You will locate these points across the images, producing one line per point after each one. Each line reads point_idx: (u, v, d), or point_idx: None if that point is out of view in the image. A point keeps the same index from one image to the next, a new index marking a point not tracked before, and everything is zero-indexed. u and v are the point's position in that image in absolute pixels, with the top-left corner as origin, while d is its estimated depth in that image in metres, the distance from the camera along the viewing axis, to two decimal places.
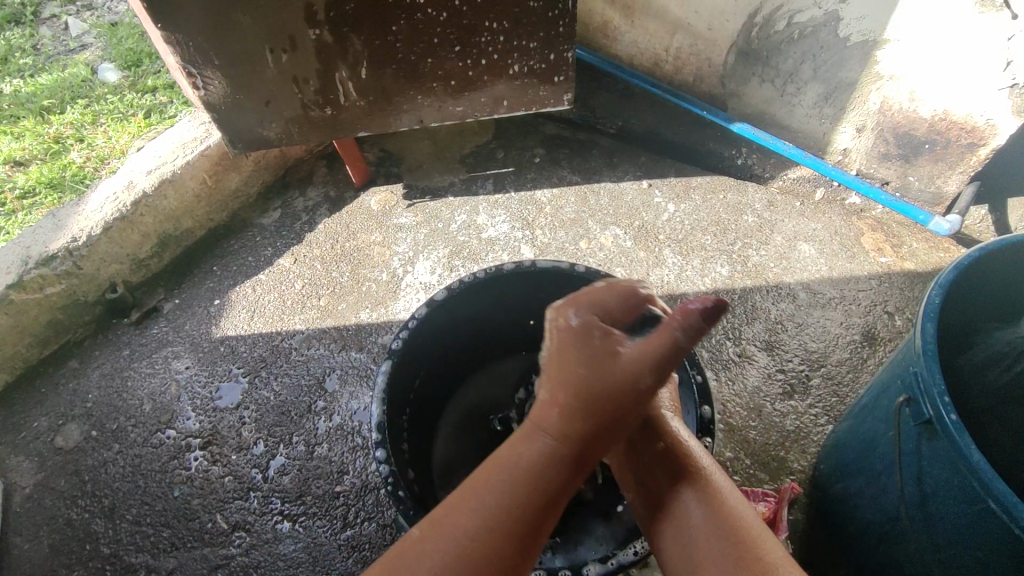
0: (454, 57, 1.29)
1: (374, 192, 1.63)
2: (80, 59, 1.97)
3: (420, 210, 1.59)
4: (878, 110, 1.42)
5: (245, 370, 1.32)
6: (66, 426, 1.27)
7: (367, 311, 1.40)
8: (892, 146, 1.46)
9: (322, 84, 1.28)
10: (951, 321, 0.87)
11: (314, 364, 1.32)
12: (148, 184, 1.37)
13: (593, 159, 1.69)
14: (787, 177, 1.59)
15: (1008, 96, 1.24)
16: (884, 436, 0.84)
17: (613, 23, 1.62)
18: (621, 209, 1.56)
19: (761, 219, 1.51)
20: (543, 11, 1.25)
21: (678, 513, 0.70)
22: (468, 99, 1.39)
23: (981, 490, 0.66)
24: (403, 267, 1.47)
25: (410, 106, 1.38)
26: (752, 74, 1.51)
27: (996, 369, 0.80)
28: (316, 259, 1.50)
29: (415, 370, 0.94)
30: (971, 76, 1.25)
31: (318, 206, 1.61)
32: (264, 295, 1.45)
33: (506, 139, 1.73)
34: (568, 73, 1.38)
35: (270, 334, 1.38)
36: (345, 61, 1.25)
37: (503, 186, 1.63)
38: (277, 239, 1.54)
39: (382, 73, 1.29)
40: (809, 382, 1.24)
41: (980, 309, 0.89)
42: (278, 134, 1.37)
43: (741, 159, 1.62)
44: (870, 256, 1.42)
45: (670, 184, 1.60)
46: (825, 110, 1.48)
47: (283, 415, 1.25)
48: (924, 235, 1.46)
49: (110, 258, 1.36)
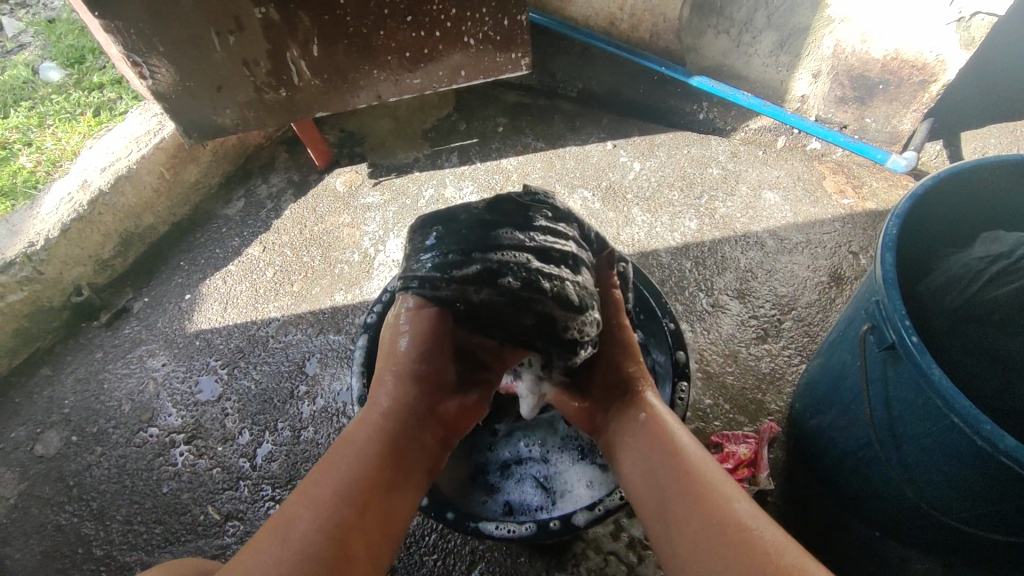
0: (408, 28, 1.27)
1: (339, 173, 1.61)
2: (19, 60, 1.89)
3: (387, 187, 1.57)
4: (832, 54, 1.44)
5: (224, 362, 1.31)
6: (45, 434, 1.25)
7: (342, 293, 1.39)
8: (848, 89, 1.48)
9: (274, 65, 1.25)
10: (909, 250, 0.89)
11: (292, 350, 1.32)
12: (103, 182, 1.33)
13: (557, 124, 1.68)
14: (749, 128, 1.61)
15: (955, 30, 1.27)
16: (851, 367, 0.87)
17: None
18: (588, 171, 1.56)
19: (726, 170, 1.53)
20: None
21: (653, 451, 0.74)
22: (426, 71, 1.38)
23: (942, 405, 0.70)
24: (375, 246, 1.46)
25: (366, 82, 1.36)
26: (707, 26, 1.53)
27: (953, 293, 0.80)
28: (285, 246, 1.48)
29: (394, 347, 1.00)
30: (921, 12, 1.27)
31: (282, 192, 1.58)
32: (236, 285, 1.43)
33: (467, 110, 1.72)
34: (526, 37, 1.36)
35: (245, 324, 1.36)
36: (296, 40, 1.22)
37: (468, 158, 1.62)
38: (244, 228, 1.52)
39: (334, 49, 1.27)
40: (781, 325, 1.27)
41: (936, 239, 0.91)
42: (234, 120, 1.34)
43: (702, 114, 1.64)
44: (832, 199, 1.44)
45: (635, 142, 1.60)
46: (781, 58, 1.51)
47: (266, 403, 1.25)
48: (883, 173, 1.49)
49: (72, 260, 1.33)
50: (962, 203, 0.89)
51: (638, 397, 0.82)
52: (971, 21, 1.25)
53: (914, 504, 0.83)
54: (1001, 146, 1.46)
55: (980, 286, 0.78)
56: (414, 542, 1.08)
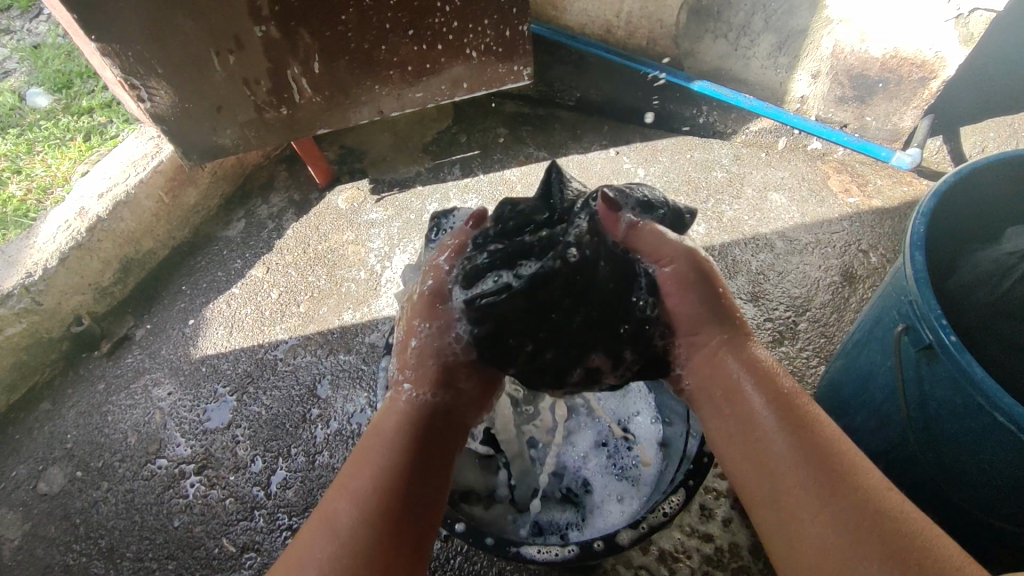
0: (409, 42, 1.26)
1: (340, 191, 1.59)
2: (4, 87, 1.85)
3: (390, 203, 1.55)
4: (831, 55, 1.45)
5: (232, 388, 1.28)
6: (49, 471, 1.21)
7: (350, 312, 1.37)
8: (848, 89, 1.49)
9: (275, 83, 1.24)
10: (933, 247, 0.88)
11: (302, 373, 1.28)
12: (101, 208, 1.31)
13: (557, 133, 1.67)
14: (750, 131, 1.61)
15: (953, 27, 1.28)
16: (882, 367, 0.86)
17: None
18: (592, 179, 1.54)
19: (731, 173, 1.52)
20: None
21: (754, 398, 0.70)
22: (427, 84, 1.37)
23: (986, 404, 0.68)
24: (381, 263, 1.44)
25: (369, 97, 1.35)
26: (705, 31, 1.54)
27: (987, 286, 0.80)
28: (289, 266, 1.46)
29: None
30: (918, 12, 1.28)
31: (283, 211, 1.56)
32: (241, 308, 1.40)
33: (467, 122, 1.71)
34: (527, 46, 1.35)
35: (252, 348, 1.33)
36: (297, 57, 1.21)
37: (471, 170, 1.60)
38: (246, 249, 1.49)
39: (336, 66, 1.26)
40: (797, 326, 1.26)
41: (959, 234, 0.90)
42: (235, 140, 1.32)
43: (703, 118, 1.64)
44: (838, 199, 1.44)
45: (637, 149, 1.60)
46: (780, 60, 1.52)
47: (277, 428, 1.22)
48: (887, 171, 1.49)
49: (71, 289, 1.30)
50: (981, 197, 0.88)
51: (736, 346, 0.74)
52: (969, 18, 1.25)
53: (954, 503, 0.82)
54: (1000, 140, 1.47)
55: (1015, 280, 0.77)
56: (439, 566, 1.05)
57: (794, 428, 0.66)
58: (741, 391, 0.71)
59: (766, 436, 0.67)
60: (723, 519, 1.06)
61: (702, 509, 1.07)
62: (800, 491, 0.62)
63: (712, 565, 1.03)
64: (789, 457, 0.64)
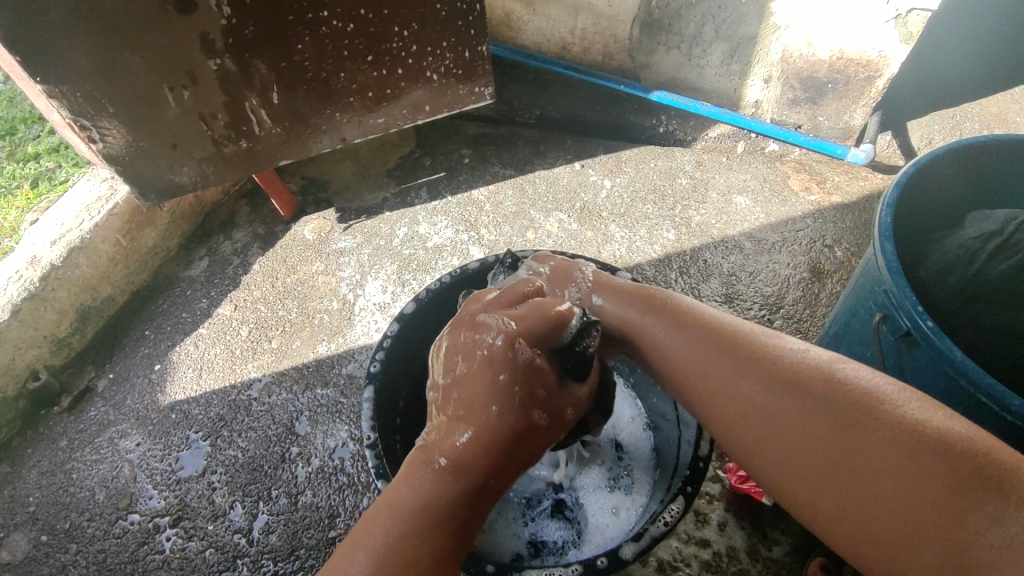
0: (368, 68, 1.26)
1: (306, 222, 1.55)
2: None
3: (358, 231, 1.52)
4: (781, 60, 1.50)
5: (205, 433, 1.23)
6: (9, 538, 1.13)
7: (325, 344, 1.33)
8: (799, 91, 1.54)
9: (232, 116, 1.22)
10: (900, 239, 0.91)
11: (278, 411, 1.24)
12: (54, 256, 1.25)
13: (522, 150, 1.68)
14: (709, 136, 1.64)
15: (894, 27, 1.34)
16: (863, 358, 0.87)
17: (515, 13, 1.67)
18: (559, 194, 1.55)
19: (694, 179, 1.55)
20: (452, 21, 1.25)
21: (689, 349, 0.71)
22: (389, 109, 1.36)
23: (967, 387, 0.70)
24: (353, 292, 1.41)
25: (330, 125, 1.33)
26: (658, 43, 1.58)
27: (955, 273, 0.82)
28: (258, 302, 1.41)
29: (405, 376, 0.89)
30: (859, 15, 1.34)
31: (248, 246, 1.52)
32: (209, 349, 1.35)
33: (430, 145, 1.71)
34: (486, 67, 1.36)
35: (224, 390, 1.28)
36: (254, 89, 1.19)
37: (438, 192, 1.59)
38: (211, 288, 1.45)
39: (294, 95, 1.24)
40: (772, 324, 1.28)
41: (924, 225, 0.93)
42: (194, 177, 1.29)
43: (663, 127, 1.68)
44: (800, 197, 1.48)
45: (601, 161, 1.61)
46: (732, 67, 1.56)
47: (256, 471, 1.17)
48: (843, 168, 1.54)
49: (25, 343, 1.24)
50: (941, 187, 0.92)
51: (655, 309, 0.76)
52: (908, 17, 1.31)
53: None
54: (945, 131, 1.55)
55: (980, 265, 0.80)
56: None
57: (745, 361, 0.66)
58: (672, 345, 0.73)
59: (728, 390, 0.67)
60: (719, 523, 1.05)
61: (697, 515, 1.06)
62: (794, 435, 0.61)
63: (712, 572, 1.01)
64: (761, 394, 0.64)
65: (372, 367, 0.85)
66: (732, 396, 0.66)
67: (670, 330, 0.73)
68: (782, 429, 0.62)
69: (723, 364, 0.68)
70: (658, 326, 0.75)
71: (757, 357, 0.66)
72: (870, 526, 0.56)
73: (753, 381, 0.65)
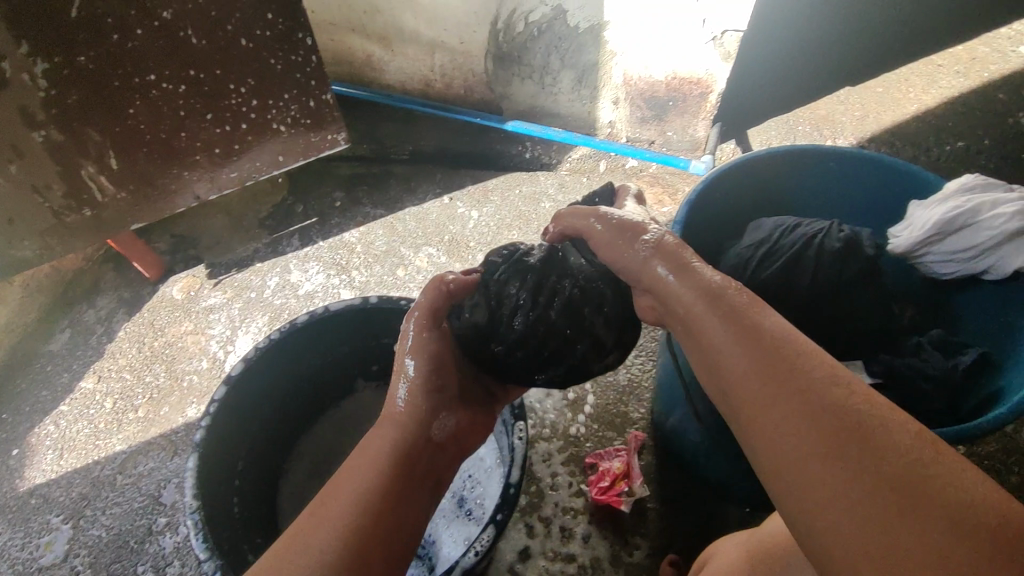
0: (210, 125, 1.26)
1: (174, 281, 1.53)
2: None
3: (228, 285, 1.51)
4: (623, 83, 1.59)
5: (67, 515, 1.19)
6: None
7: (194, 406, 1.31)
8: (645, 110, 1.63)
9: (70, 185, 1.19)
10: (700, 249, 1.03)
11: (144, 482, 1.21)
12: None
13: (393, 188, 1.71)
14: (572, 158, 1.73)
15: (713, 47, 1.44)
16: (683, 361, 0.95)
17: (375, 55, 1.71)
18: (429, 229, 1.59)
19: (557, 202, 1.61)
20: (291, 74, 1.26)
21: (714, 329, 0.63)
22: (241, 163, 1.37)
23: None
24: (223, 349, 1.40)
25: (180, 184, 1.33)
26: (512, 75, 1.65)
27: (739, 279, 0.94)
28: (123, 370, 1.38)
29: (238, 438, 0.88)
30: (681, 39, 1.44)
31: (112, 312, 1.47)
32: (72, 426, 1.30)
33: (301, 191, 1.71)
34: (336, 114, 1.38)
35: (88, 467, 1.24)
36: (89, 156, 1.17)
37: (309, 238, 1.60)
38: (73, 361, 1.40)
39: (135, 158, 1.23)
40: None
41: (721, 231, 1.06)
42: (37, 250, 1.25)
43: (528, 153, 1.75)
44: (653, 210, 1.57)
45: (469, 192, 1.66)
46: (582, 92, 1.64)
47: (121, 548, 1.14)
48: (693, 179, 1.64)
49: None
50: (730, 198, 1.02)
51: (681, 271, 0.69)
52: (724, 38, 1.42)
53: None
54: (781, 137, 1.69)
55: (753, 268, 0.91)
56: None
57: (772, 350, 0.59)
58: (697, 314, 0.65)
59: (721, 361, 0.62)
60: (583, 537, 1.10)
61: (562, 532, 1.11)
62: (787, 423, 0.55)
63: None
64: (764, 387, 0.57)
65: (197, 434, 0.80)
66: (739, 373, 0.60)
67: (698, 301, 0.66)
68: (778, 417, 0.56)
69: (728, 335, 0.62)
70: (684, 292, 0.67)
71: (792, 354, 0.58)
72: (867, 549, 0.48)
73: (753, 357, 0.59)
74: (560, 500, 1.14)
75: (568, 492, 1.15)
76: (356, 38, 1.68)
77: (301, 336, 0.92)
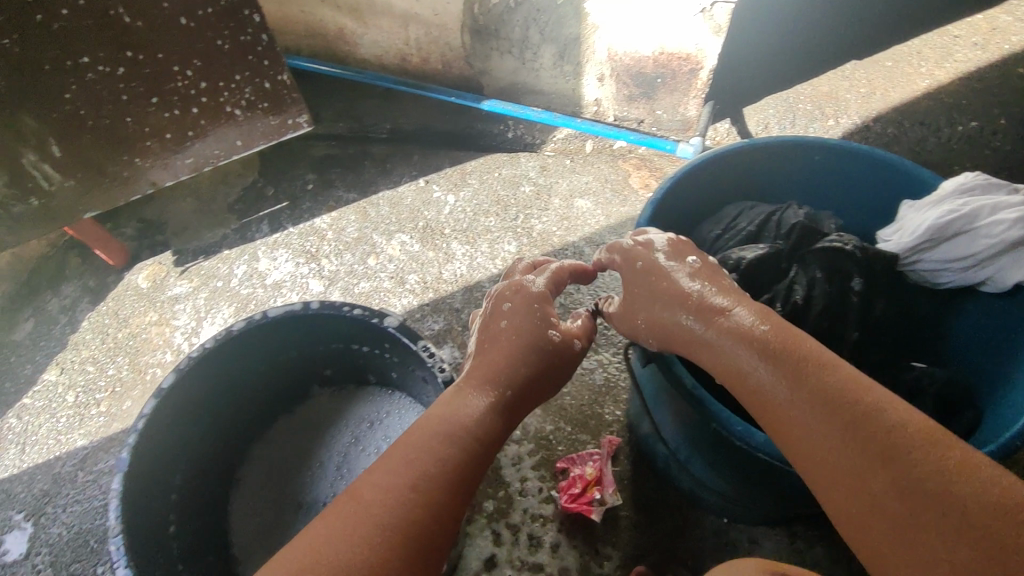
0: (157, 109, 1.19)
1: (140, 269, 1.48)
2: None
3: (195, 273, 1.47)
4: (607, 59, 1.49)
5: (29, 513, 1.18)
6: None
7: None
8: (632, 87, 1.53)
9: (11, 174, 1.14)
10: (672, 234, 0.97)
11: (105, 479, 1.19)
12: None
13: (368, 170, 1.63)
14: (556, 139, 1.63)
15: (703, 20, 1.32)
16: None
17: (347, 28, 1.59)
18: (403, 214, 1.51)
19: (537, 185, 1.53)
20: (242, 55, 1.18)
21: (755, 367, 0.67)
22: (199, 148, 1.30)
23: None
24: (187, 341, 1.36)
25: (133, 171, 1.27)
26: (490, 49, 1.54)
27: None
28: (87, 362, 1.35)
29: (178, 448, 0.87)
30: (668, 12, 1.32)
31: (77, 301, 1.44)
32: (35, 419, 1.28)
33: (274, 173, 1.63)
34: (296, 94, 1.30)
35: (48, 463, 1.22)
36: (29, 145, 1.12)
37: (280, 224, 1.54)
38: (36, 352, 1.37)
39: (80, 146, 1.17)
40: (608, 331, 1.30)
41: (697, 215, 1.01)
42: None
43: (510, 133, 1.66)
44: (639, 195, 1.49)
45: (447, 175, 1.57)
46: (565, 67, 1.54)
47: (81, 548, 1.13)
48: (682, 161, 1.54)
49: None
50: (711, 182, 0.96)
51: (706, 318, 0.72)
52: (715, 10, 1.29)
53: None
54: (779, 115, 1.58)
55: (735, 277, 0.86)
56: None
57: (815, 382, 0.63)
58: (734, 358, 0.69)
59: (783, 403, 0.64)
60: (551, 545, 1.07)
61: (529, 540, 1.08)
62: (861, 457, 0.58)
63: None
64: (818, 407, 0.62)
65: (122, 453, 0.78)
66: (795, 420, 0.63)
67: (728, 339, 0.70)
68: (840, 459, 0.59)
69: (765, 370, 0.67)
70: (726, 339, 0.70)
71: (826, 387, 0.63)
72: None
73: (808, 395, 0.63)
74: (529, 506, 1.11)
75: (536, 498, 1.11)
76: (326, 10, 1.55)
77: (238, 345, 0.88)
